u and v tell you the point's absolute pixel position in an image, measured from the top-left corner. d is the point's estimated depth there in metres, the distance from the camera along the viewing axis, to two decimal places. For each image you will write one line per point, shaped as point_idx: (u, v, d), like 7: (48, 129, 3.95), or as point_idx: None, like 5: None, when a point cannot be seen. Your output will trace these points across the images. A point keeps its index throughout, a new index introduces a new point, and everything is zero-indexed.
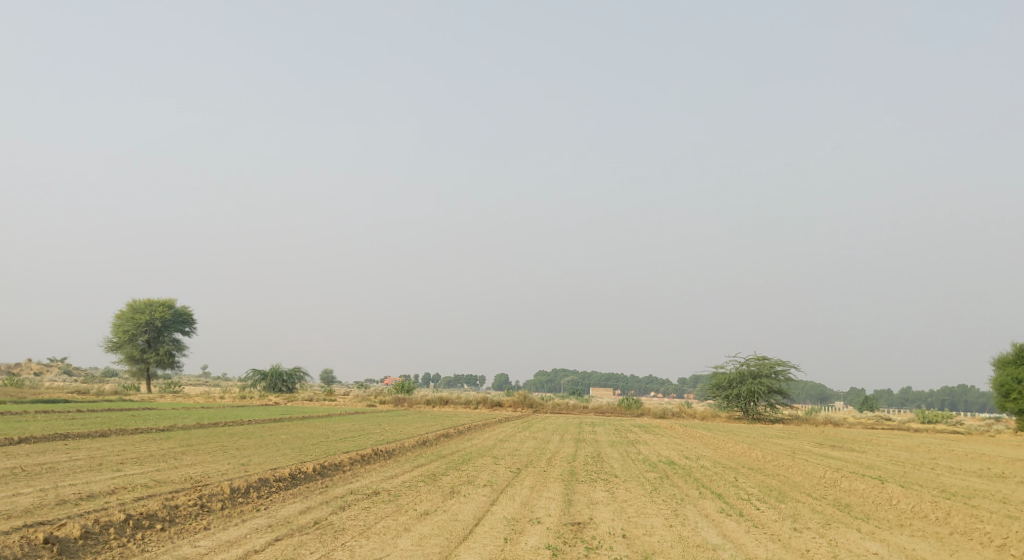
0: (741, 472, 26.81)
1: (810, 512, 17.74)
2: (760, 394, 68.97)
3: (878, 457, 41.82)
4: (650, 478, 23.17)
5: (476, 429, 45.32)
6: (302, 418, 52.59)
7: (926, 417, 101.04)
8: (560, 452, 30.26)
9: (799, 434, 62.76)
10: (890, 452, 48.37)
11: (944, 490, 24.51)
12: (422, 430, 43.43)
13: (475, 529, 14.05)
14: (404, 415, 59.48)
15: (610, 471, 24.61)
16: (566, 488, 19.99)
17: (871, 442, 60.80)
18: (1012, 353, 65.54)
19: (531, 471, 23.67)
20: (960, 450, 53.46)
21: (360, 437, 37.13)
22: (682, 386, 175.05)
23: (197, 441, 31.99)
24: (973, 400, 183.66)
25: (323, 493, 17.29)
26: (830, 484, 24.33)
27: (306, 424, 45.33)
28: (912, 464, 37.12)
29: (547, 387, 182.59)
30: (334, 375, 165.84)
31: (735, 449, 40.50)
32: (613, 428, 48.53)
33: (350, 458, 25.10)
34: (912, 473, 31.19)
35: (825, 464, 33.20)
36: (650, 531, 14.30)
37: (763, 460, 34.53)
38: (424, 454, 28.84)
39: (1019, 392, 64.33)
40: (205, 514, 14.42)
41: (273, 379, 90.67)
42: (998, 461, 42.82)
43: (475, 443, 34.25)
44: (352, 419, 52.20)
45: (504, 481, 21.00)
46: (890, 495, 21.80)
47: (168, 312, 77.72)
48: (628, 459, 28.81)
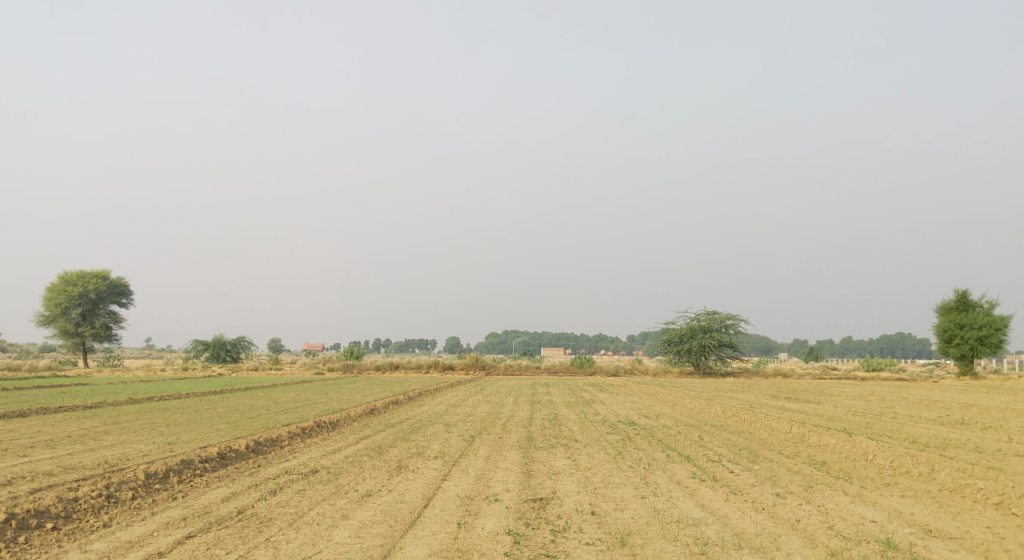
0: (707, 431, 25.47)
1: (787, 473, 16.38)
2: (710, 347, 68.37)
3: (836, 407, 41.10)
4: (613, 441, 21.67)
5: (426, 394, 43.61)
6: (244, 390, 50.40)
7: (871, 364, 102.16)
8: (515, 416, 28.68)
9: (752, 387, 62.35)
10: (846, 402, 47.81)
11: (916, 441, 23.46)
12: (369, 397, 41.57)
13: (424, 513, 12.33)
14: (352, 383, 57.55)
15: (570, 435, 23.05)
16: (525, 457, 18.40)
17: (824, 393, 60.58)
18: (956, 299, 65.72)
19: (486, 439, 22.03)
20: (911, 398, 53.31)
21: (304, 408, 35.11)
22: (631, 343, 175.85)
23: (125, 418, 29.72)
24: (911, 346, 188.02)
25: (254, 475, 15.41)
26: (799, 440, 23.07)
27: (247, 396, 43.16)
28: (870, 414, 36.31)
29: (498, 348, 181.62)
30: (282, 343, 163.20)
31: (691, 405, 39.36)
32: (567, 387, 47.20)
33: (289, 433, 23.16)
34: (877, 424, 30.28)
35: (787, 418, 32.19)
36: (621, 506, 12.71)
37: (723, 416, 33.32)
38: (371, 424, 27.11)
39: (962, 338, 64.51)
40: (110, 508, 12.53)
41: (216, 348, 87.84)
42: (955, 407, 42.39)
43: (425, 409, 32.56)
44: (296, 389, 50.20)
45: (458, 452, 19.30)
46: (864, 450, 20.59)
47: (102, 284, 74.35)
48: (587, 421, 27.30)
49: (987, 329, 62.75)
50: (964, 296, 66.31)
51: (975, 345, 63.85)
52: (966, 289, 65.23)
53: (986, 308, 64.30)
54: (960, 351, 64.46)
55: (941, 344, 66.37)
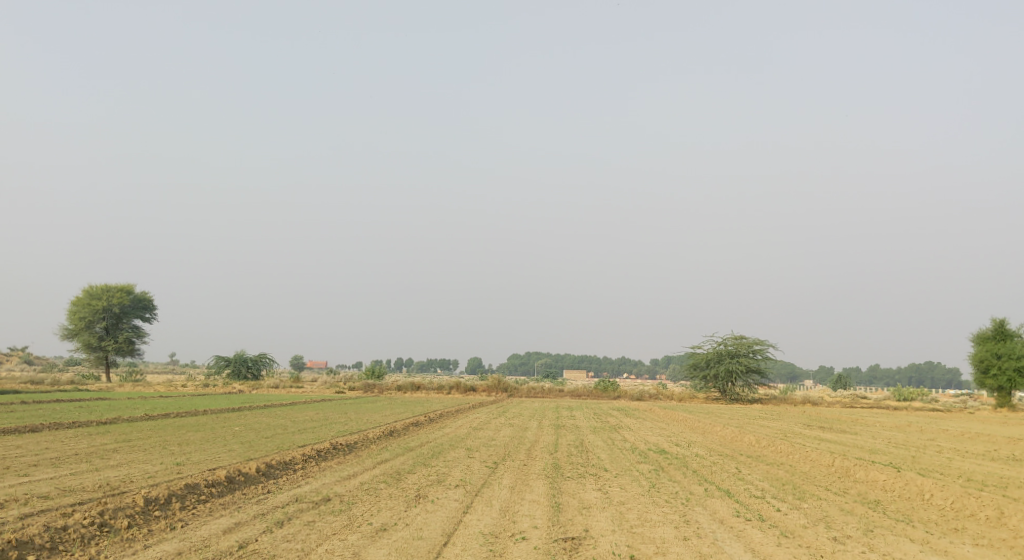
0: (743, 462, 24.12)
1: (839, 514, 15.07)
2: (737, 373, 66.65)
3: (874, 439, 39.48)
4: (646, 472, 20.38)
5: (448, 416, 42.46)
6: (263, 408, 49.43)
7: (901, 394, 99.72)
8: (540, 442, 27.43)
9: (782, 415, 60.55)
10: (883, 433, 46.10)
11: (970, 480, 22.02)
12: (390, 418, 40.44)
13: (444, 552, 11.12)
14: (373, 403, 56.49)
15: (599, 464, 21.78)
16: (552, 488, 17.20)
17: (858, 422, 58.80)
18: (992, 329, 63.70)
19: (511, 466, 20.80)
20: (949, 430, 51.44)
21: (323, 428, 34.05)
22: (655, 367, 173.74)
23: (138, 435, 28.76)
24: (939, 376, 184.65)
25: (262, 503, 14.28)
26: (845, 476, 21.67)
27: (265, 414, 42.22)
28: (911, 447, 34.72)
29: (521, 369, 180.06)
30: (304, 361, 162.76)
31: (722, 433, 37.89)
32: (592, 412, 45.88)
33: (304, 455, 22.03)
34: (922, 458, 28.76)
35: (825, 449, 30.71)
36: (663, 549, 11.43)
37: (758, 445, 31.90)
38: (390, 446, 25.96)
39: (1000, 369, 62.37)
40: (102, 540, 11.44)
41: (237, 365, 87.20)
42: (999, 441, 40.63)
43: (446, 432, 31.41)
44: (316, 408, 49.22)
45: (481, 481, 18.09)
46: (917, 488, 19.22)
47: (127, 298, 73.99)
48: (615, 449, 26.00)
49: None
50: (1001, 325, 64.25)
51: (1013, 376, 61.71)
52: (1003, 319, 63.22)
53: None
54: (997, 382, 62.33)
55: (976, 375, 64.28)
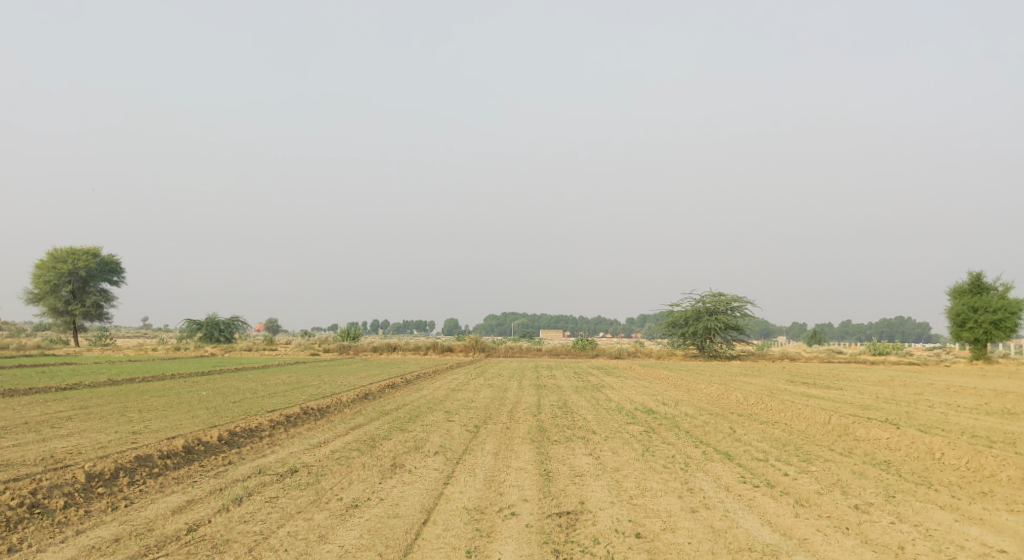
0: (736, 421, 22.91)
1: (853, 478, 13.86)
2: (716, 330, 65.73)
3: (860, 394, 38.57)
4: (637, 434, 19.10)
5: (425, 378, 41.07)
6: (234, 371, 47.75)
7: (875, 348, 99.71)
8: (522, 403, 26.11)
9: (763, 371, 59.82)
10: (867, 388, 45.28)
11: (975, 436, 20.97)
12: (364, 380, 38.97)
13: (424, 533, 9.74)
14: (347, 365, 55.01)
15: (587, 426, 20.49)
16: (540, 454, 15.89)
17: (839, 377, 58.19)
18: (968, 282, 63.08)
19: (493, 431, 19.44)
20: (933, 384, 50.82)
21: (294, 391, 32.49)
22: (630, 325, 173.30)
23: (98, 402, 27.10)
24: (910, 331, 186.17)
25: (219, 477, 12.82)
26: (846, 434, 20.49)
27: (234, 377, 40.61)
28: (900, 402, 33.77)
29: (498, 330, 178.86)
30: (279, 323, 160.68)
31: (707, 391, 36.80)
32: (573, 371, 44.70)
33: (270, 421, 20.53)
34: (916, 414, 27.74)
35: (816, 405, 29.63)
36: (672, 524, 10.10)
37: (746, 403, 30.76)
38: (365, 410, 24.55)
39: (976, 321, 61.78)
40: (31, 525, 9.96)
41: (210, 328, 85.28)
42: (985, 395, 39.91)
43: (423, 394, 30.03)
44: (288, 371, 47.62)
45: (462, 448, 16.71)
46: (924, 447, 18.07)
47: (93, 261, 71.63)
48: (601, 409, 24.71)
49: (1001, 312, 60.05)
50: (976, 279, 63.67)
51: (990, 329, 61.13)
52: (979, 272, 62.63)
53: (1000, 291, 61.56)
54: (973, 335, 61.73)
55: (952, 328, 63.73)
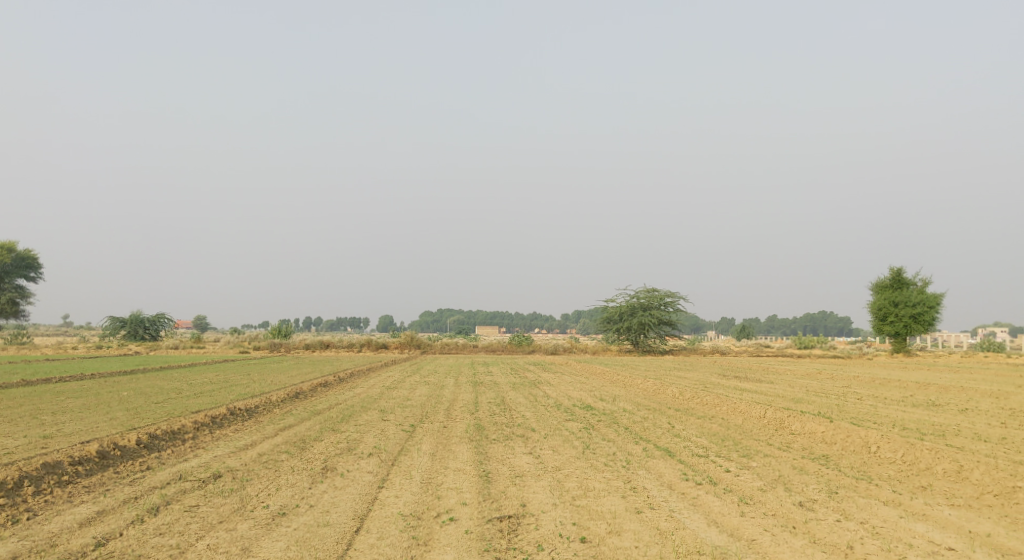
0: (673, 416, 22.74)
1: (794, 474, 13.68)
2: (650, 325, 66.09)
3: (792, 388, 38.99)
4: (577, 431, 18.75)
5: (358, 375, 40.24)
6: (159, 370, 46.17)
7: (802, 342, 101.72)
8: (458, 401, 25.58)
9: (696, 366, 60.34)
10: (799, 381, 45.94)
11: (907, 429, 21.16)
12: (295, 379, 37.96)
13: (356, 542, 9.20)
14: (278, 363, 53.69)
15: (525, 424, 20.07)
16: (478, 454, 15.42)
17: (769, 371, 59.00)
18: (889, 278, 64.58)
19: (429, 430, 18.88)
20: (859, 377, 51.81)
21: (221, 391, 31.38)
22: (565, 321, 173.97)
23: (9, 405, 25.71)
24: (835, 325, 190.98)
25: (136, 485, 12.04)
26: (782, 429, 20.46)
27: (158, 377, 39.16)
28: (830, 395, 34.14)
29: (433, 327, 177.64)
30: (207, 320, 157.03)
31: (643, 386, 36.73)
32: (508, 367, 44.31)
33: (195, 423, 19.62)
34: (847, 407, 28.00)
35: (751, 399, 29.69)
36: (617, 527, 9.73)
37: (682, 397, 30.70)
38: (295, 410, 23.76)
39: (897, 316, 63.26)
40: None
41: (134, 326, 82.62)
42: (911, 387, 40.75)
43: (356, 392, 29.30)
44: (216, 370, 46.26)
45: (397, 449, 16.13)
46: (860, 440, 18.08)
47: (8, 257, 68.71)
48: (539, 406, 24.31)
49: (920, 307, 61.67)
50: (898, 274, 65.26)
51: (910, 323, 62.65)
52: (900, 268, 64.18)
53: (920, 286, 63.13)
54: (894, 329, 63.23)
55: (874, 323, 65.20)
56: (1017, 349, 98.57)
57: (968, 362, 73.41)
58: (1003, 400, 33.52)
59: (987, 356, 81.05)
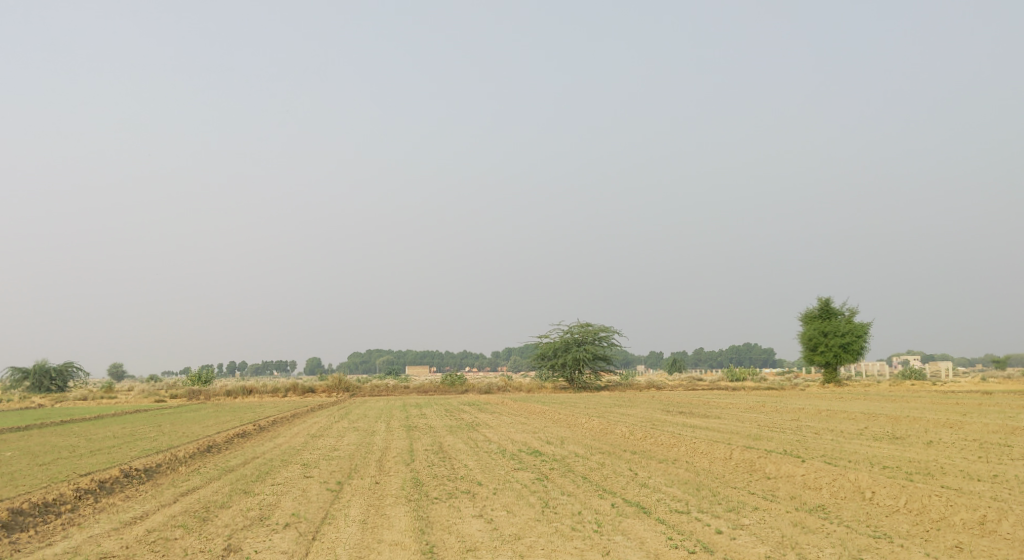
0: (632, 460, 20.41)
1: (799, 533, 11.56)
2: (585, 361, 64.03)
3: (740, 422, 37.08)
4: (530, 484, 16.33)
5: (279, 423, 36.96)
6: (59, 425, 42.11)
7: (732, 373, 100.95)
8: (391, 449, 22.83)
9: (635, 401, 58.38)
10: (744, 415, 44.25)
11: (887, 467, 19.22)
12: (209, 430, 34.61)
13: None
14: (193, 412, 49.87)
15: (469, 476, 17.53)
16: (418, 519, 12.91)
17: (710, 405, 57.39)
18: (818, 307, 63.57)
19: (358, 489, 16.20)
20: (802, 408, 50.38)
21: (121, 447, 27.96)
22: (496, 359, 171.33)
23: None
24: (759, 356, 192.94)
25: None
26: (755, 472, 18.34)
27: (54, 433, 35.31)
28: (783, 429, 32.22)
29: (362, 368, 172.80)
30: (122, 368, 149.85)
31: (588, 425, 34.41)
32: (442, 409, 41.51)
33: (77, 492, 16.60)
34: (808, 442, 26.04)
35: (705, 437, 27.59)
36: None
37: (633, 437, 28.37)
38: (205, 467, 20.80)
39: (826, 346, 62.43)
40: None
41: (38, 376, 77.26)
42: (860, 419, 39.24)
43: (276, 444, 26.30)
44: (123, 422, 42.41)
45: (320, 516, 13.49)
46: (849, 483, 16.00)
47: None
48: (482, 453, 21.76)
49: (851, 336, 60.93)
50: (826, 304, 64.40)
51: (839, 353, 61.89)
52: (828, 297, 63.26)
53: (847, 315, 62.44)
54: (824, 359, 62.28)
55: (804, 353, 64.10)
56: (938, 375, 99.53)
57: (898, 390, 73.09)
58: (958, 429, 32.09)
59: (915, 383, 81.19)
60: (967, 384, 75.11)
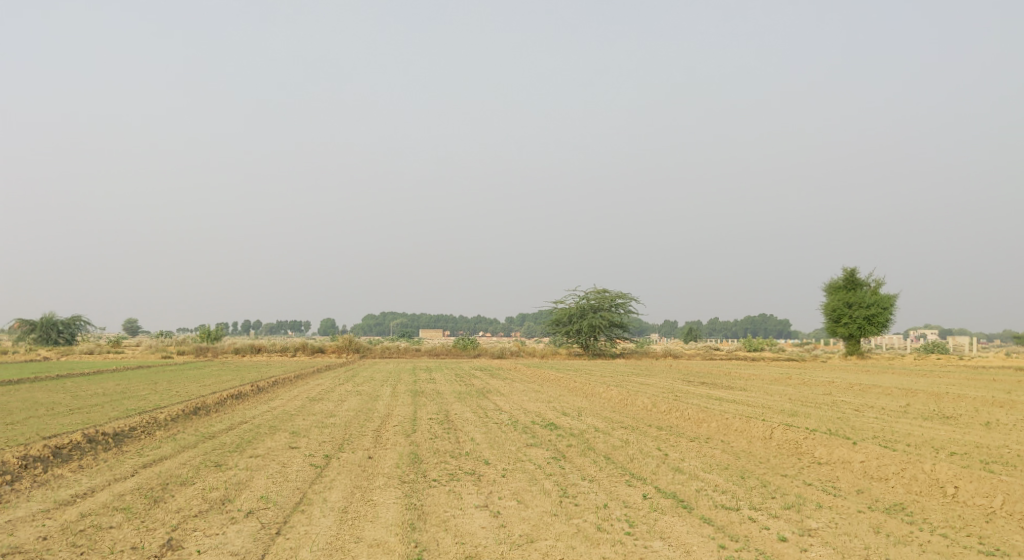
0: (661, 439, 17.97)
1: (888, 545, 9.13)
2: (600, 328, 61.49)
3: (768, 396, 34.58)
4: (545, 465, 13.94)
5: (280, 385, 34.79)
6: (55, 379, 40.20)
7: (751, 344, 98.21)
8: (391, 418, 20.51)
9: (654, 370, 55.92)
10: (770, 387, 41.80)
11: (955, 454, 16.69)
12: (204, 390, 32.52)
13: None
14: (195, 370, 47.93)
15: (476, 453, 15.19)
16: (409, 510, 10.59)
17: (732, 376, 54.87)
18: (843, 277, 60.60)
19: (346, 466, 13.89)
20: (830, 381, 47.69)
21: (104, 407, 25.82)
22: (509, 324, 169.33)
23: None
24: (774, 328, 189.95)
25: None
26: (805, 457, 15.89)
27: (43, 388, 33.30)
28: (819, 405, 29.60)
29: (375, 331, 171.25)
30: (134, 323, 148.49)
31: (607, 395, 32.04)
32: (452, 373, 39.19)
33: (23, 460, 14.34)
34: (852, 420, 23.38)
35: (736, 412, 25.09)
36: None
37: (656, 411, 25.84)
38: (182, 435, 18.52)
39: (850, 317, 59.58)
40: None
41: (45, 329, 75.59)
42: (895, 394, 36.66)
43: (268, 408, 23.99)
44: (120, 379, 40.46)
45: (293, 500, 11.19)
46: (921, 474, 13.53)
47: None
48: (491, 425, 19.36)
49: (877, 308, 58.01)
50: (851, 275, 61.38)
51: (863, 325, 59.07)
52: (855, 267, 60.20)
53: (874, 286, 59.49)
54: (848, 331, 59.50)
55: (827, 324, 61.27)
56: (962, 349, 96.55)
57: (925, 365, 70.24)
58: (1007, 409, 29.45)
59: (942, 358, 78.14)
60: (996, 360, 72.08)
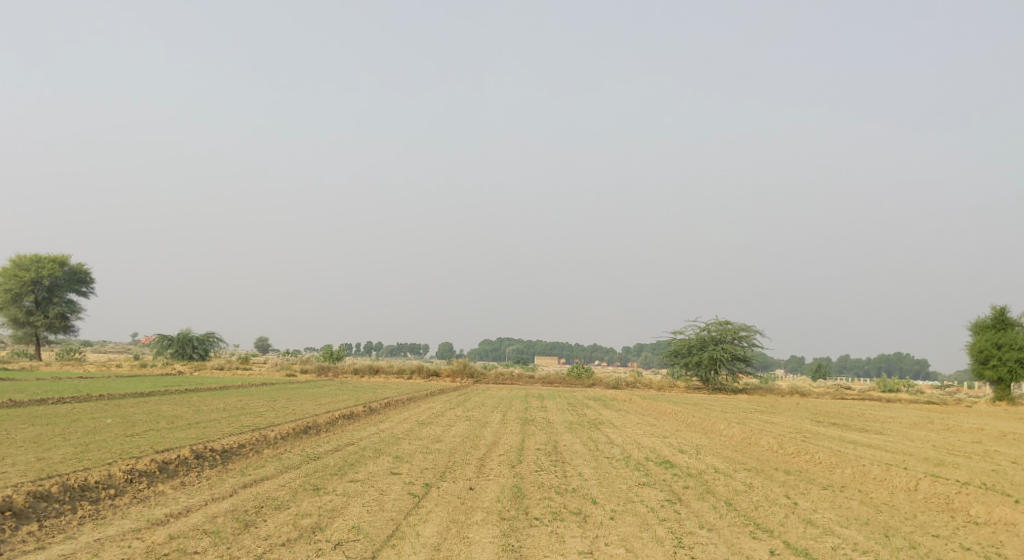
0: (788, 484, 16.51)
1: None
2: (722, 361, 59.19)
3: (906, 442, 32.03)
4: (658, 508, 12.82)
5: (392, 407, 34.66)
6: (182, 393, 41.35)
7: (884, 384, 92.93)
8: (498, 447, 19.73)
9: (779, 408, 53.28)
10: (908, 431, 38.93)
11: None
12: (318, 409, 32.70)
13: None
14: (314, 389, 48.60)
15: (584, 490, 14.21)
16: (506, 553, 9.73)
17: (864, 417, 51.74)
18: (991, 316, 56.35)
19: (446, 497, 13.16)
20: (976, 428, 44.13)
21: (221, 423, 26.11)
22: (626, 354, 166.66)
23: None
24: (909, 368, 180.03)
25: None
26: (958, 514, 14.15)
27: (169, 401, 34.27)
28: (965, 454, 27.08)
29: (492, 356, 171.75)
30: (264, 341, 153.80)
31: (728, 433, 30.38)
32: (566, 402, 38.20)
33: (129, 474, 14.26)
34: (1007, 474, 21.11)
35: (871, 458, 23.13)
36: None
37: (782, 453, 24.16)
38: (286, 454, 18.26)
39: (998, 359, 55.24)
40: None
41: (181, 344, 78.93)
42: None
43: (376, 429, 23.61)
44: (240, 395, 41.33)
45: (386, 531, 10.55)
46: None
47: (60, 269, 54.55)
48: (602, 459, 18.31)
49: None
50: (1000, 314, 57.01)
51: (1014, 368, 54.65)
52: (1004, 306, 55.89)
53: None
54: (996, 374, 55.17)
55: (972, 366, 57.01)
56: None
57: None
58: None
59: None
60: None
